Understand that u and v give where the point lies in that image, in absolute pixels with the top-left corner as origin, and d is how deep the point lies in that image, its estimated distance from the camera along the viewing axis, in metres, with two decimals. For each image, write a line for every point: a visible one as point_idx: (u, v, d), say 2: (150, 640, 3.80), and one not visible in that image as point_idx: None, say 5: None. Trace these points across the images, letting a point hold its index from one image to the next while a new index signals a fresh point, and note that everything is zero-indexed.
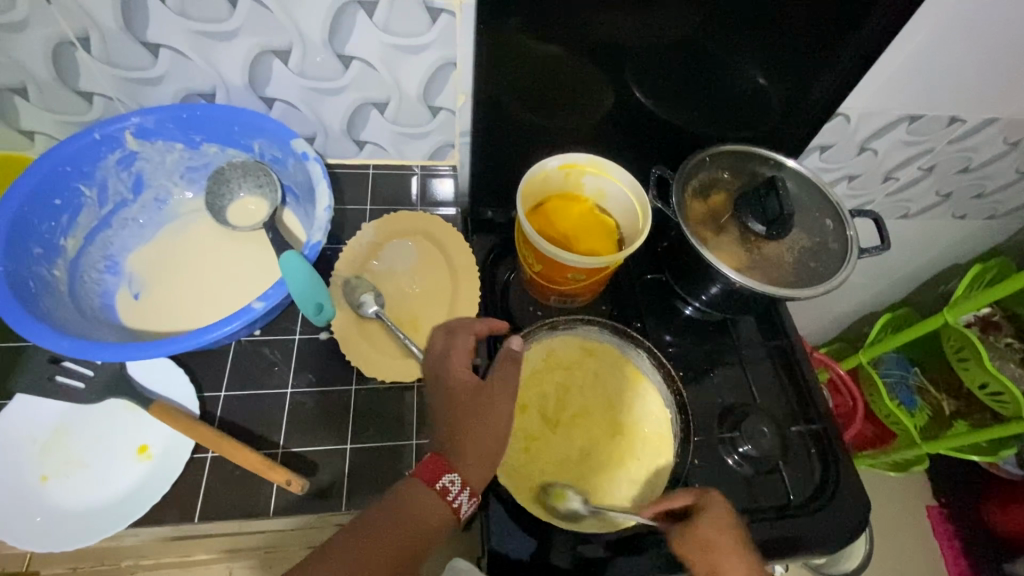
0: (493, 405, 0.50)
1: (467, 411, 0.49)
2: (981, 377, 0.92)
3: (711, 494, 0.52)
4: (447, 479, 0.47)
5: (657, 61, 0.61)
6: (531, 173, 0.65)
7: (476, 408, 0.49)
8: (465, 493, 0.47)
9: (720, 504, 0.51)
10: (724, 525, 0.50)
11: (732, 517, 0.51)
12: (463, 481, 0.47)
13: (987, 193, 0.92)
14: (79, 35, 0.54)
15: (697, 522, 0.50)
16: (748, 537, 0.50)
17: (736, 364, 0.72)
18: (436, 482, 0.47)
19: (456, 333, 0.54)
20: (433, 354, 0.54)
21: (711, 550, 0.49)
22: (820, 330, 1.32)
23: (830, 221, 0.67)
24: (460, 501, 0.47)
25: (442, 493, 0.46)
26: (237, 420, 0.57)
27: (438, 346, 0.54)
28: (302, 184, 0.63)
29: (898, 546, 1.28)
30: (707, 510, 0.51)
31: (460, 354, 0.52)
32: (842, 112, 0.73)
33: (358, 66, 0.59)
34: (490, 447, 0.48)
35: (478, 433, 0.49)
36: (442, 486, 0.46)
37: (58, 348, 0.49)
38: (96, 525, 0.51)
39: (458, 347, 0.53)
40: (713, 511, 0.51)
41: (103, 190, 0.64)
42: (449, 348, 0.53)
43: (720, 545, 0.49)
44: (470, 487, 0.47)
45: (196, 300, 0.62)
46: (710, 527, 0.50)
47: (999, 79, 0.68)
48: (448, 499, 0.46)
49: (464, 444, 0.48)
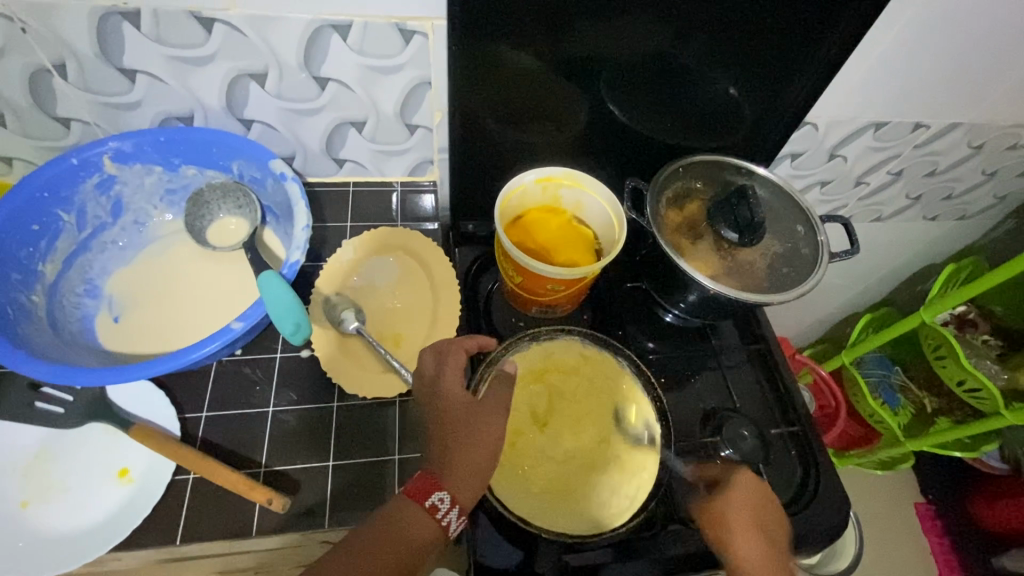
0: (485, 419, 0.52)
1: (459, 427, 0.50)
2: (959, 374, 0.94)
3: (741, 471, 0.58)
4: (437, 497, 0.47)
5: (627, 76, 0.63)
6: (509, 188, 0.66)
7: (471, 423, 0.51)
8: (454, 511, 0.47)
9: (750, 484, 0.57)
10: (744, 502, 0.56)
11: (755, 498, 0.56)
12: (452, 499, 0.47)
13: (956, 194, 0.95)
14: (56, 62, 0.55)
15: (728, 492, 0.57)
16: (770, 520, 0.55)
17: (716, 369, 0.73)
18: (424, 500, 0.47)
19: (447, 353, 0.55)
20: (425, 376, 0.54)
21: (730, 519, 0.55)
22: (803, 332, 1.33)
23: (801, 227, 0.68)
24: (449, 519, 0.47)
25: (430, 511, 0.47)
26: (219, 440, 0.57)
27: (429, 369, 0.54)
28: (281, 204, 0.64)
29: (887, 545, 1.30)
30: (736, 488, 0.57)
31: (454, 372, 0.54)
32: (810, 121, 0.75)
33: (334, 87, 0.61)
34: (481, 463, 0.49)
35: (470, 449, 0.49)
36: (431, 504, 0.47)
37: (37, 374, 0.49)
38: (76, 551, 0.50)
39: (452, 366, 0.54)
40: (741, 486, 0.57)
41: (82, 214, 0.64)
42: (440, 368, 0.54)
43: (736, 516, 0.55)
44: (459, 505, 0.47)
45: (177, 321, 0.62)
46: (741, 503, 0.56)
47: (960, 84, 0.70)
48: (436, 517, 0.47)
49: (455, 461, 0.49)
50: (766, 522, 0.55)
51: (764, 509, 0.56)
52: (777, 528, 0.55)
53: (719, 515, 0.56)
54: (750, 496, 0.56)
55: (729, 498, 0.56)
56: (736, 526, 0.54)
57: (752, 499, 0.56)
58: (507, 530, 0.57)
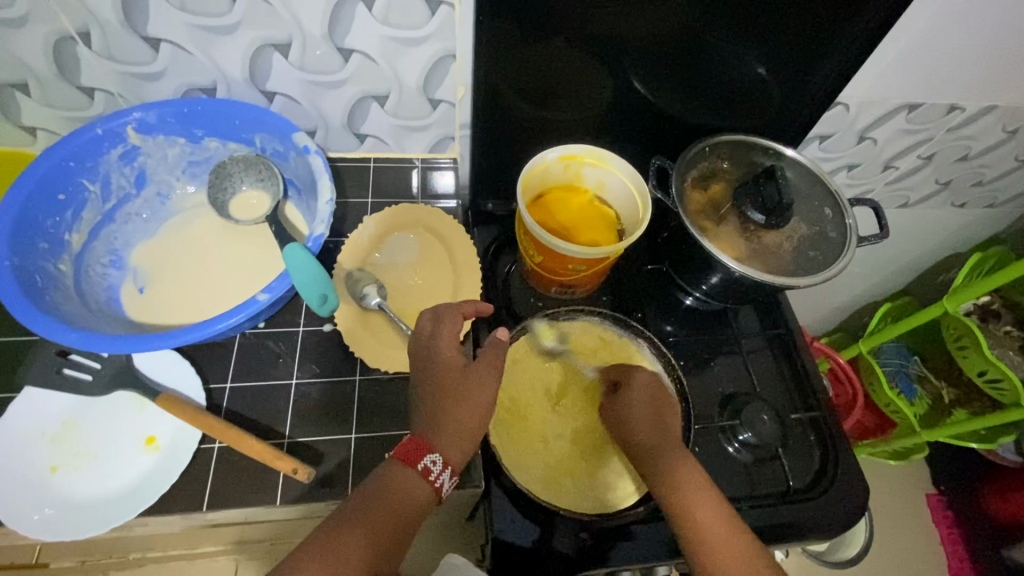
0: (476, 382, 0.51)
1: (450, 390, 0.50)
2: (980, 364, 0.92)
3: (636, 370, 0.60)
4: (429, 460, 0.47)
5: (655, 53, 0.61)
6: (531, 165, 0.65)
7: (462, 387, 0.51)
8: (447, 472, 0.48)
9: (645, 381, 0.59)
10: (640, 396, 0.58)
11: (649, 390, 0.59)
12: (444, 461, 0.48)
13: (986, 181, 0.92)
14: (80, 30, 0.54)
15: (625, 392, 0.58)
16: (665, 411, 0.58)
17: (737, 354, 0.72)
18: (417, 462, 0.47)
19: (443, 316, 0.55)
20: (421, 337, 0.54)
21: (628, 416, 0.57)
22: (820, 320, 1.32)
23: (829, 209, 0.67)
24: (442, 481, 0.47)
25: (424, 473, 0.47)
26: (242, 411, 0.58)
27: (426, 329, 0.55)
28: (304, 178, 0.64)
29: (899, 534, 1.29)
30: (634, 386, 0.59)
31: (449, 337, 0.54)
32: (841, 101, 0.72)
33: (357, 59, 0.60)
34: (470, 425, 0.50)
35: (461, 413, 0.50)
36: (423, 467, 0.47)
37: (67, 341, 0.50)
38: (106, 515, 0.51)
39: (446, 331, 0.54)
40: (637, 381, 0.59)
41: (106, 184, 0.64)
42: (436, 329, 0.54)
43: (632, 409, 0.57)
44: (451, 467, 0.48)
45: (200, 293, 0.62)
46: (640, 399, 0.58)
47: (1000, 64, 0.67)
48: (430, 479, 0.47)
49: (445, 423, 0.49)
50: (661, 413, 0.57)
51: (659, 401, 0.58)
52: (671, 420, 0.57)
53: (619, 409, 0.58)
54: (644, 388, 0.59)
55: (624, 395, 0.58)
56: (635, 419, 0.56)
57: (648, 392, 0.58)
58: (526, 508, 0.58)
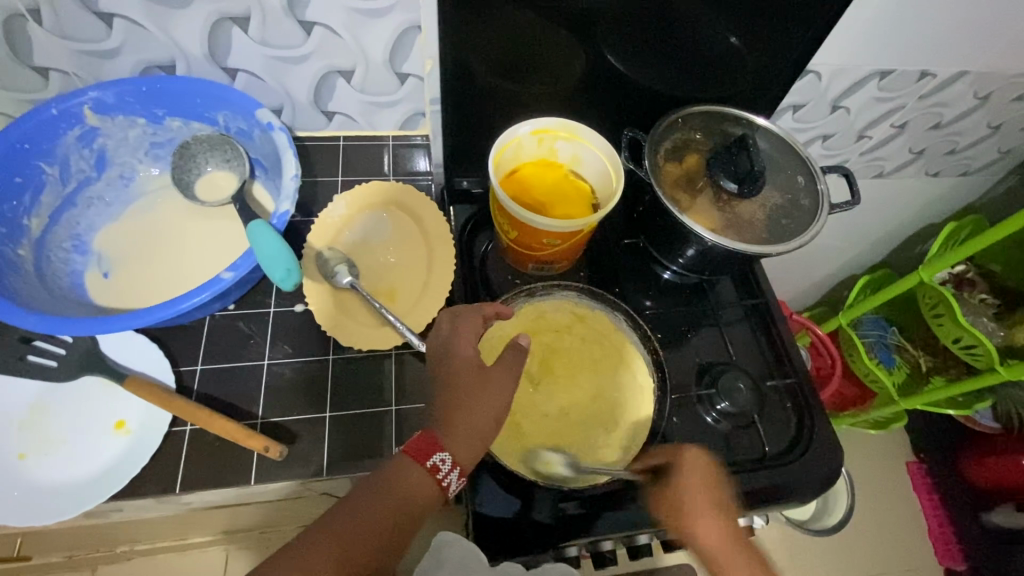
0: (482, 375, 0.50)
1: (463, 383, 0.49)
2: (955, 332, 0.93)
3: (686, 452, 0.56)
4: (439, 458, 0.46)
5: (626, 23, 0.60)
6: (504, 140, 0.64)
7: (476, 386, 0.49)
8: (455, 472, 0.47)
9: (698, 461, 0.55)
10: (698, 484, 0.54)
11: (705, 467, 0.55)
12: (454, 461, 0.47)
13: (959, 149, 0.93)
14: (29, 6, 0.52)
15: (678, 480, 0.54)
16: (723, 495, 0.54)
17: (713, 325, 0.73)
18: (426, 460, 0.46)
19: (463, 314, 0.54)
20: (439, 335, 0.53)
21: (682, 508, 0.53)
22: (801, 293, 1.33)
23: (801, 177, 0.67)
24: (450, 480, 0.46)
25: (432, 471, 0.46)
26: (214, 393, 0.57)
27: (445, 326, 0.53)
28: (270, 156, 0.63)
29: (881, 501, 1.31)
30: (685, 474, 0.54)
31: (468, 336, 0.52)
32: (812, 70, 0.72)
33: (320, 32, 0.58)
34: (483, 424, 0.48)
35: (464, 405, 0.48)
36: (432, 465, 0.46)
37: (26, 325, 0.49)
38: (76, 500, 0.51)
39: (466, 330, 0.52)
40: (691, 467, 0.55)
41: (65, 167, 0.63)
42: (456, 328, 0.53)
43: (693, 504, 0.53)
44: (460, 467, 0.47)
45: (167, 276, 0.61)
46: (693, 490, 0.53)
47: (969, 29, 0.67)
48: (437, 477, 0.46)
49: (455, 420, 0.48)
50: (717, 497, 0.54)
51: (716, 485, 0.54)
52: (730, 503, 0.54)
53: (674, 501, 0.54)
54: (700, 478, 0.54)
55: (676, 485, 0.54)
56: (694, 516, 0.53)
57: (704, 476, 0.54)
58: (505, 480, 0.58)
